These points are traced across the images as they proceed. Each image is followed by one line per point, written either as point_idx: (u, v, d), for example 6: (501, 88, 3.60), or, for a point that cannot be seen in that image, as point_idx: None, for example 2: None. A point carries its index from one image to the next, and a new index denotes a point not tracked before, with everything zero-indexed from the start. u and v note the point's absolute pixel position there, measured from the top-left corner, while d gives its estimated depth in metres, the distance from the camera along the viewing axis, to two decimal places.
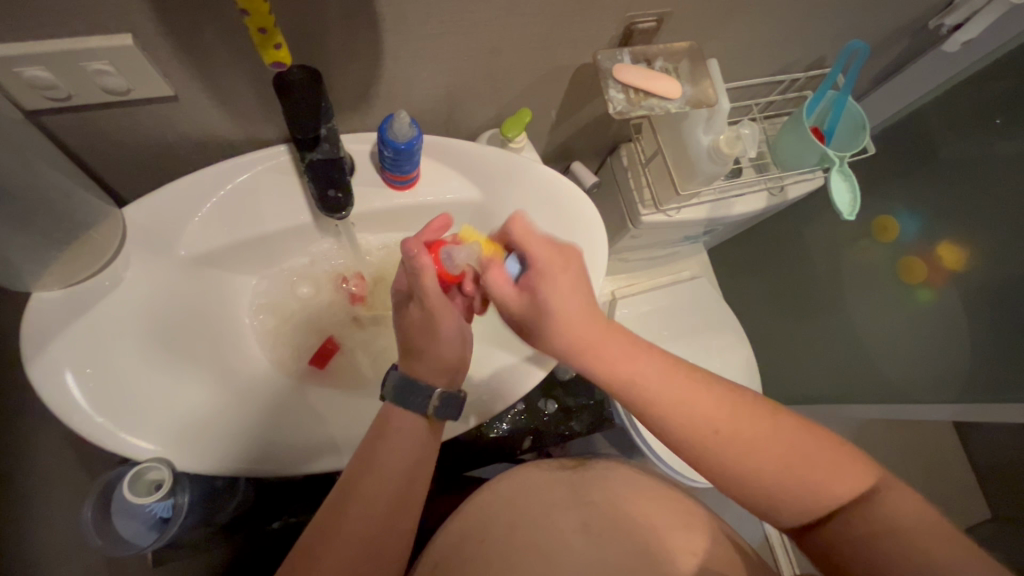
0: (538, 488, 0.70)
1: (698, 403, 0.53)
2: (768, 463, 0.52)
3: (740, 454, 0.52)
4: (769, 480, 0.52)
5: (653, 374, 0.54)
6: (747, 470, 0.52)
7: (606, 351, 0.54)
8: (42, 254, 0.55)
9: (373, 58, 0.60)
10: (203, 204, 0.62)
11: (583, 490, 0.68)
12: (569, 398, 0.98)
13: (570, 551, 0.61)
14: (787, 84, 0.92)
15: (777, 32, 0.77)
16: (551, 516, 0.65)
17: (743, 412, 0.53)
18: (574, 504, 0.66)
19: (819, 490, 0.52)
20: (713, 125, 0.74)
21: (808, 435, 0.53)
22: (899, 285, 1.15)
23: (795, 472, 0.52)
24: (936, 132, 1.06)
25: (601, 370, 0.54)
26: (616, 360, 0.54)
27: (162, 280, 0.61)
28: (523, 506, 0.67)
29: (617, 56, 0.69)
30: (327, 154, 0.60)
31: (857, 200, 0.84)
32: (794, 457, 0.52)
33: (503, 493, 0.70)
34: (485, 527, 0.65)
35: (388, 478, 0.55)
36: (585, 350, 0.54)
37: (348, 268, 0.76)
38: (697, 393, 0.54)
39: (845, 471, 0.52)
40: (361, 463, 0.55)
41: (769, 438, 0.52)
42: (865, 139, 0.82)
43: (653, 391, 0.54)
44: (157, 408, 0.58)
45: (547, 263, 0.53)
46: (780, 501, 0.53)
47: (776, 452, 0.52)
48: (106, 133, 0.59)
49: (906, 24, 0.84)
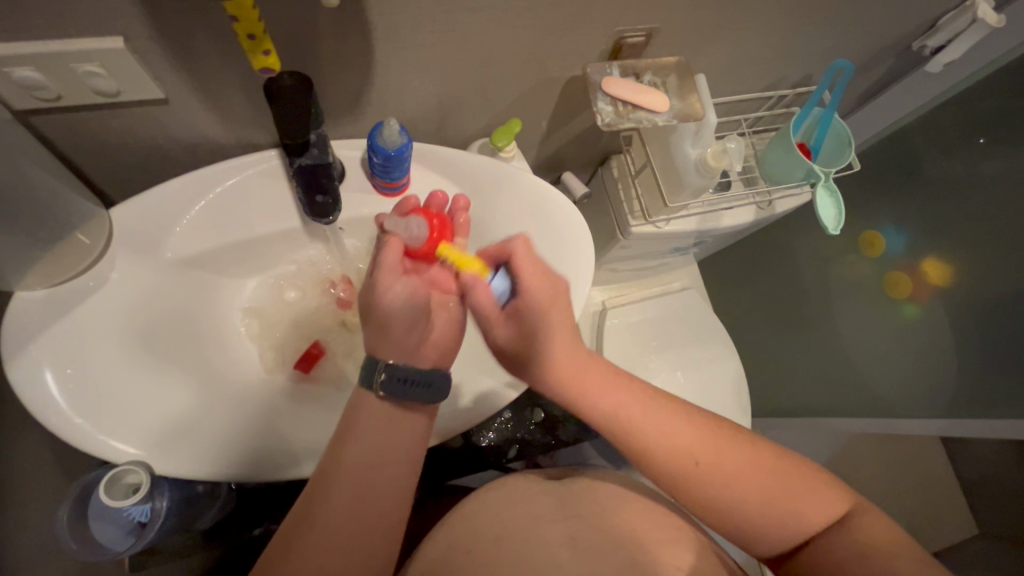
0: (523, 500, 0.69)
1: (676, 439, 0.55)
2: (742, 496, 0.53)
3: (705, 479, 0.54)
4: (734, 505, 0.53)
5: (635, 405, 0.56)
6: (715, 491, 0.53)
7: (586, 384, 0.56)
8: (27, 253, 0.55)
9: (364, 66, 0.60)
10: (189, 205, 0.62)
11: (571, 504, 0.68)
12: (557, 407, 0.95)
13: (557, 563, 0.60)
14: (776, 99, 0.93)
15: (764, 49, 0.79)
16: (538, 528, 0.64)
17: (724, 444, 0.55)
18: (561, 517, 0.66)
19: (787, 517, 0.53)
20: (700, 140, 0.75)
21: (776, 466, 0.55)
22: (884, 299, 1.17)
23: (762, 496, 0.53)
24: (922, 148, 1.08)
25: (588, 402, 0.56)
26: (600, 390, 0.56)
27: (150, 281, 0.61)
28: (510, 517, 0.66)
29: (607, 69, 0.70)
30: (315, 159, 0.60)
31: (843, 215, 0.85)
32: (772, 489, 0.53)
33: (490, 506, 0.69)
34: (472, 539, 0.64)
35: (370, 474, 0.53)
36: (567, 383, 0.56)
37: (336, 273, 0.76)
38: (673, 425, 0.55)
39: (819, 501, 0.54)
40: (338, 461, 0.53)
41: (741, 468, 0.54)
42: (850, 156, 0.84)
43: (630, 423, 0.55)
44: (139, 410, 0.58)
45: (536, 296, 0.55)
46: (758, 524, 0.53)
47: (753, 483, 0.53)
48: (94, 134, 0.59)
49: (889, 45, 0.86)
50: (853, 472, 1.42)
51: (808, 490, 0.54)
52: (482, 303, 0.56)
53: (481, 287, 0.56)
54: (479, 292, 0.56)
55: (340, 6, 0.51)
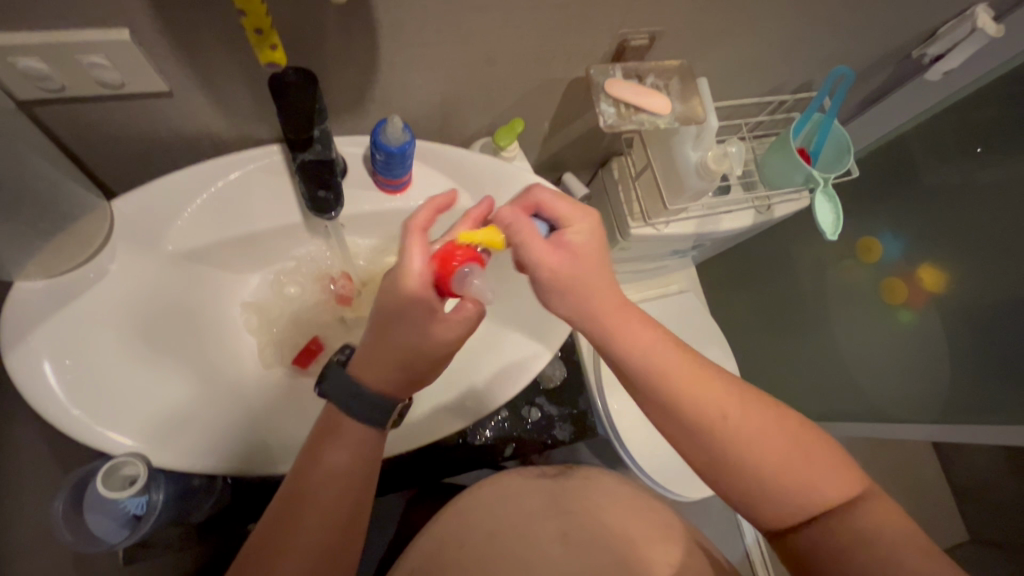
0: (517, 497, 0.69)
1: (702, 387, 0.56)
2: (745, 453, 0.54)
3: (708, 424, 0.55)
4: (725, 458, 0.55)
5: (664, 349, 0.58)
6: (716, 442, 0.55)
7: (624, 320, 0.58)
8: (27, 245, 0.56)
9: (369, 63, 0.60)
10: (189, 199, 0.62)
11: (565, 498, 0.68)
12: (553, 406, 0.95)
13: (548, 562, 0.61)
14: (776, 105, 0.94)
15: (765, 55, 0.80)
16: (531, 525, 0.65)
17: (745, 404, 0.56)
18: (554, 513, 0.66)
19: (786, 485, 0.53)
20: (702, 143, 0.75)
21: (790, 431, 0.55)
22: (881, 305, 1.18)
23: (767, 459, 0.53)
24: (919, 156, 1.09)
25: (621, 341, 0.58)
26: (634, 329, 0.58)
27: (149, 274, 0.62)
28: (505, 513, 0.66)
29: (609, 72, 0.70)
30: (318, 155, 0.59)
31: (840, 220, 0.86)
32: (788, 453, 0.54)
33: (485, 498, 0.69)
34: (467, 533, 0.64)
35: (336, 490, 0.54)
36: (608, 318, 0.58)
37: (336, 268, 0.75)
38: (698, 378, 0.56)
39: (827, 474, 0.54)
40: (301, 486, 0.53)
41: (756, 429, 0.54)
42: (849, 162, 0.85)
43: (656, 365, 0.57)
44: (137, 404, 0.58)
45: (576, 229, 0.58)
46: (758, 486, 0.54)
47: (774, 443, 0.54)
48: (97, 126, 0.59)
49: (888, 53, 0.87)
50: None
51: (818, 463, 0.54)
52: (524, 231, 0.56)
53: (528, 221, 0.56)
54: (522, 226, 0.56)
55: (346, 3, 0.52)
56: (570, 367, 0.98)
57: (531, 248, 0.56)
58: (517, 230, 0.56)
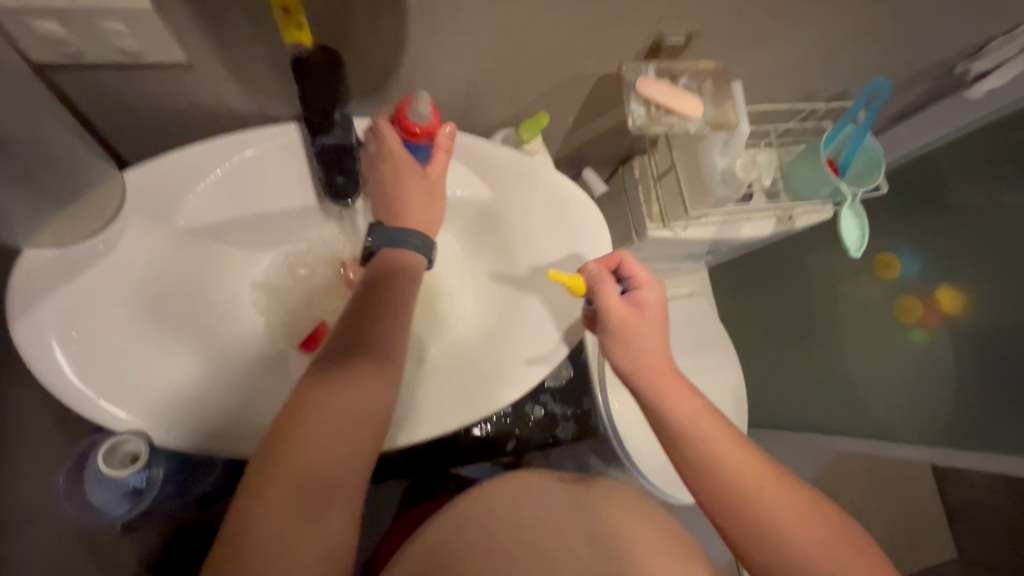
0: (541, 495, 0.68)
1: (742, 465, 0.55)
2: (758, 506, 0.54)
3: (728, 472, 0.55)
4: (740, 506, 0.54)
5: (705, 421, 0.58)
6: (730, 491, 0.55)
7: (669, 389, 0.59)
8: (41, 214, 0.55)
9: (396, 46, 0.58)
10: (204, 174, 0.61)
11: (587, 500, 0.68)
12: (558, 407, 0.95)
13: (573, 558, 0.59)
14: (807, 112, 0.91)
15: (803, 61, 0.77)
16: (557, 523, 0.63)
17: (786, 491, 0.55)
18: (577, 515, 0.65)
19: (801, 548, 0.52)
20: (729, 149, 0.73)
21: (810, 503, 0.55)
22: (895, 324, 1.16)
23: (782, 513, 0.53)
24: (949, 175, 1.06)
25: (664, 406, 0.58)
26: (679, 397, 0.58)
27: (160, 250, 0.61)
28: (529, 509, 0.66)
29: (642, 70, 0.68)
30: (339, 139, 0.57)
31: (865, 238, 0.83)
32: (827, 544, 0.52)
33: (507, 493, 0.68)
34: (489, 522, 0.63)
35: (347, 411, 0.51)
36: (654, 378, 0.59)
37: (347, 253, 0.74)
38: (740, 457, 0.56)
39: (846, 553, 0.52)
40: (305, 403, 0.50)
41: (776, 490, 0.55)
42: (878, 178, 0.83)
43: (695, 431, 0.57)
44: (143, 381, 0.57)
45: (648, 300, 0.61)
46: (771, 539, 0.53)
47: (813, 532, 0.53)
48: (113, 94, 0.58)
49: (931, 66, 0.84)
50: (841, 490, 1.42)
51: (838, 541, 0.53)
52: (605, 288, 0.59)
53: (609, 279, 0.60)
54: (604, 282, 0.60)
55: None
56: (575, 366, 0.97)
57: (609, 302, 0.59)
58: (602, 283, 0.60)
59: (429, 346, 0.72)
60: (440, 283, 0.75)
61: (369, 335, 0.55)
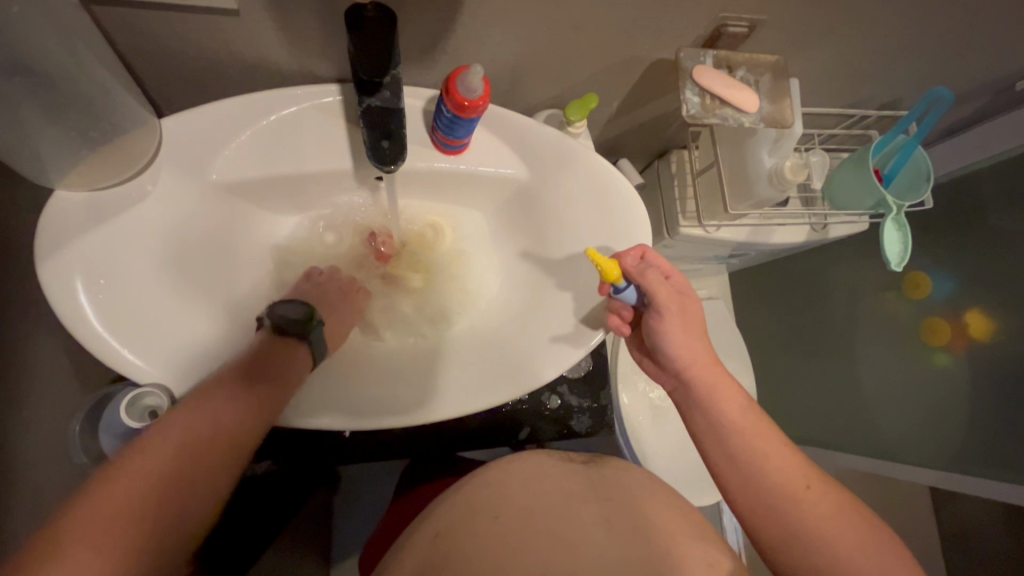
0: (552, 477, 0.63)
1: (786, 463, 0.59)
2: (774, 490, 0.58)
3: (750, 463, 0.59)
4: (757, 489, 0.58)
5: (745, 417, 0.61)
6: (746, 473, 0.59)
7: (713, 384, 0.62)
8: (73, 152, 0.51)
9: (449, 11, 0.56)
10: (241, 128, 0.59)
11: (603, 486, 0.62)
12: (574, 397, 0.92)
13: (592, 543, 0.53)
14: (856, 120, 0.88)
15: (862, 64, 0.74)
16: (571, 506, 0.58)
17: (827, 490, 0.58)
18: (594, 498, 0.59)
19: (813, 537, 0.56)
20: (780, 148, 0.71)
21: (827, 494, 0.58)
22: (918, 344, 1.13)
23: (794, 495, 0.57)
24: (990, 197, 1.03)
25: (715, 405, 0.62)
26: (724, 395, 0.62)
27: (189, 202, 0.59)
28: (542, 489, 0.60)
29: (700, 57, 0.65)
30: (386, 102, 0.55)
31: (906, 254, 0.79)
32: (867, 540, 0.55)
33: (514, 474, 0.63)
34: (500, 504, 0.58)
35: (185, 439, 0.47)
36: (697, 372, 0.62)
37: (377, 225, 0.73)
38: (785, 455, 0.59)
39: (858, 548, 0.55)
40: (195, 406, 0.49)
41: (795, 471, 0.58)
42: (925, 193, 0.79)
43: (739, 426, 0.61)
44: (165, 334, 0.56)
45: (677, 287, 0.62)
46: (784, 525, 0.57)
47: (853, 528, 0.56)
48: (156, 37, 0.56)
49: (992, 81, 0.80)
50: None
51: (851, 534, 0.55)
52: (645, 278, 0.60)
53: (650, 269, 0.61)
54: (646, 270, 0.61)
55: None
56: (596, 360, 0.95)
57: (650, 290, 0.60)
58: (644, 272, 0.60)
59: (456, 324, 0.71)
60: (473, 265, 0.76)
61: (275, 366, 0.55)
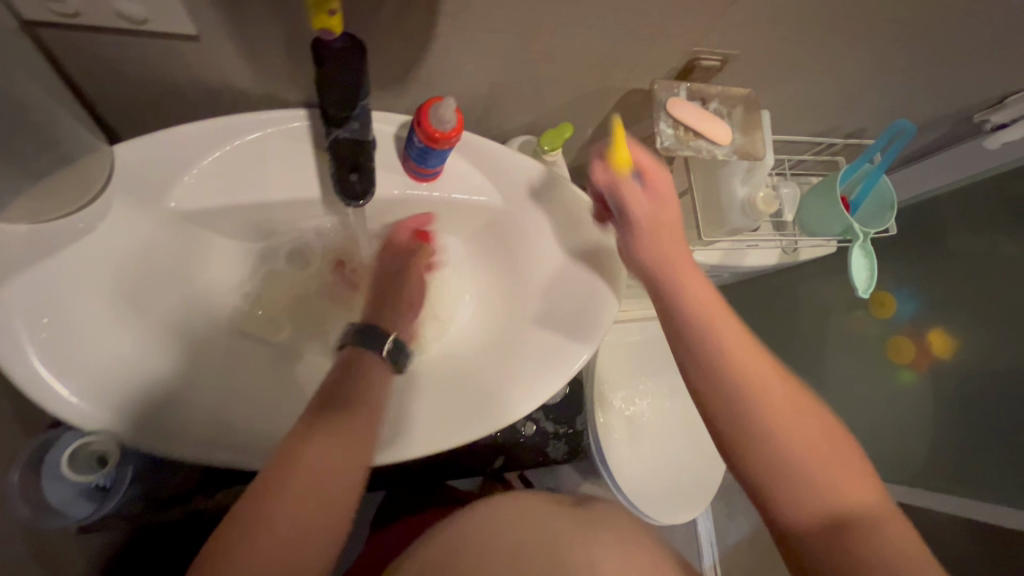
0: (541, 512, 0.62)
1: (783, 395, 0.53)
2: (791, 438, 0.51)
3: (744, 393, 0.53)
4: (761, 427, 0.51)
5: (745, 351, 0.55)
6: (743, 447, 0.52)
7: (710, 314, 0.56)
8: (15, 184, 0.48)
9: (422, 40, 0.55)
10: (202, 155, 0.57)
11: (590, 521, 0.61)
12: (550, 423, 0.93)
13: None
14: (824, 146, 0.90)
15: (829, 97, 0.76)
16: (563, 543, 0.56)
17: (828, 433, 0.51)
18: (583, 535, 0.58)
19: (811, 472, 0.49)
20: (752, 177, 0.72)
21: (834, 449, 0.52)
22: (884, 362, 1.17)
23: (800, 460, 0.50)
24: (949, 220, 1.07)
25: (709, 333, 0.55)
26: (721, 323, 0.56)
27: (145, 232, 0.56)
28: (532, 526, 0.59)
29: (675, 89, 0.65)
30: (352, 133, 0.53)
31: (874, 278, 0.81)
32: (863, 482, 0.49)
33: (505, 509, 0.62)
34: (493, 541, 0.56)
35: (337, 462, 0.49)
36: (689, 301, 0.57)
37: (346, 252, 0.72)
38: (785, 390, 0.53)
39: (873, 508, 0.48)
40: (312, 450, 0.48)
41: (794, 406, 0.52)
42: (889, 220, 0.81)
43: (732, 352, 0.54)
44: (117, 376, 0.53)
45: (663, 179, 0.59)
46: (803, 502, 0.49)
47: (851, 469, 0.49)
48: (109, 61, 0.53)
49: (952, 113, 0.83)
50: None
51: (867, 497, 0.49)
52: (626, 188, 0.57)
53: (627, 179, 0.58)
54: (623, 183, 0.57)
55: None
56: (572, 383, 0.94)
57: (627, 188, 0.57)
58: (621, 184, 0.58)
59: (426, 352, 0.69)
60: (444, 291, 0.74)
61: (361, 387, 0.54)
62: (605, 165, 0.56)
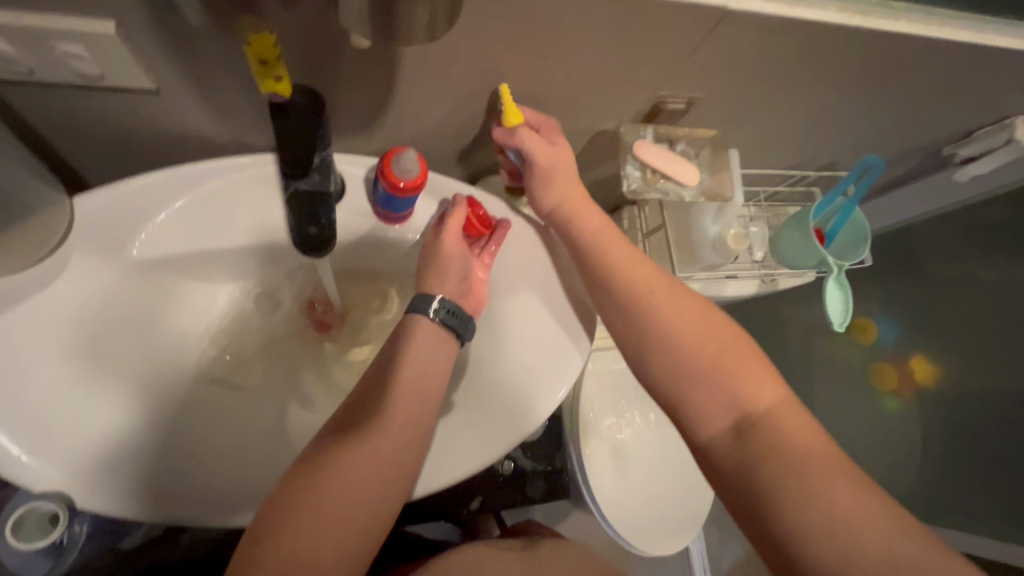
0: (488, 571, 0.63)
1: (734, 369, 0.54)
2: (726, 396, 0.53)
3: (691, 366, 0.55)
4: (712, 398, 0.54)
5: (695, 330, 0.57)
6: (703, 371, 0.55)
7: (658, 297, 0.59)
8: None
9: (386, 89, 0.55)
10: (164, 204, 0.56)
11: None
12: (528, 460, 0.91)
13: None
14: (797, 178, 0.91)
15: (796, 134, 0.77)
16: None
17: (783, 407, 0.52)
18: None
19: (766, 443, 0.50)
20: (723, 216, 0.74)
21: (791, 411, 0.52)
22: (867, 388, 1.17)
23: (752, 398, 0.52)
24: (924, 247, 1.08)
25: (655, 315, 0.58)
26: (668, 304, 0.58)
27: (108, 281, 0.55)
28: None
29: (641, 133, 0.67)
30: (314, 185, 0.55)
31: (848, 312, 0.81)
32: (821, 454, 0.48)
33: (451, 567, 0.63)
34: None
35: (363, 473, 0.48)
36: (633, 283, 0.59)
37: (317, 292, 0.71)
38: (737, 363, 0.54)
39: (826, 472, 0.47)
40: (338, 464, 0.47)
41: (746, 379, 0.53)
42: (863, 252, 0.81)
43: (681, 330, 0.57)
44: (73, 432, 0.51)
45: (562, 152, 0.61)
46: (750, 432, 0.51)
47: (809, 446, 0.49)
48: (70, 114, 0.53)
49: (920, 146, 0.85)
50: None
51: (817, 460, 0.48)
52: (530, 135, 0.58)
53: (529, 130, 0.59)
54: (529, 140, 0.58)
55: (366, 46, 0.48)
56: None
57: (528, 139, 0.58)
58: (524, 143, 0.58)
59: None
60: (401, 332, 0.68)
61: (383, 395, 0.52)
62: (553, 134, 0.61)
